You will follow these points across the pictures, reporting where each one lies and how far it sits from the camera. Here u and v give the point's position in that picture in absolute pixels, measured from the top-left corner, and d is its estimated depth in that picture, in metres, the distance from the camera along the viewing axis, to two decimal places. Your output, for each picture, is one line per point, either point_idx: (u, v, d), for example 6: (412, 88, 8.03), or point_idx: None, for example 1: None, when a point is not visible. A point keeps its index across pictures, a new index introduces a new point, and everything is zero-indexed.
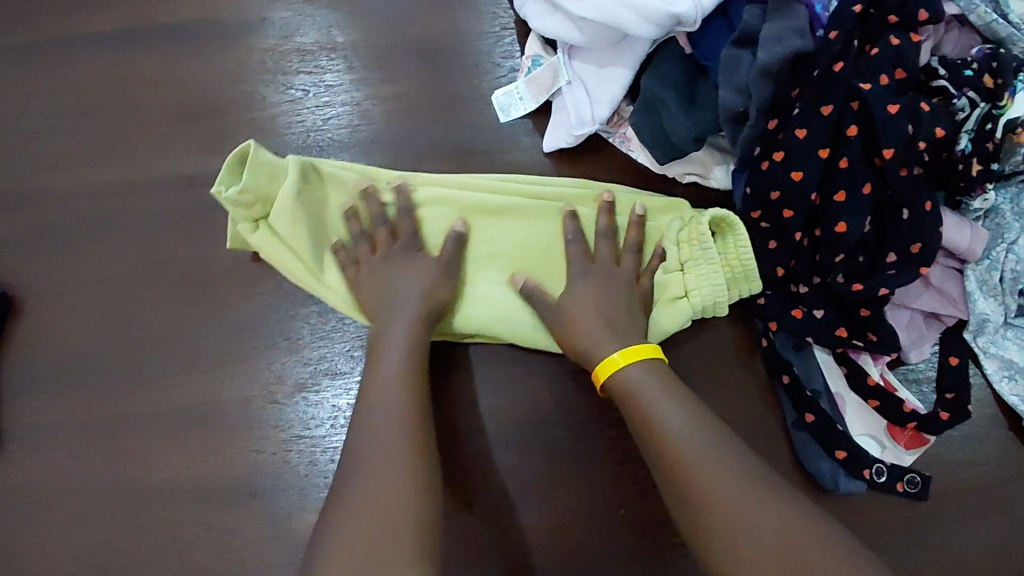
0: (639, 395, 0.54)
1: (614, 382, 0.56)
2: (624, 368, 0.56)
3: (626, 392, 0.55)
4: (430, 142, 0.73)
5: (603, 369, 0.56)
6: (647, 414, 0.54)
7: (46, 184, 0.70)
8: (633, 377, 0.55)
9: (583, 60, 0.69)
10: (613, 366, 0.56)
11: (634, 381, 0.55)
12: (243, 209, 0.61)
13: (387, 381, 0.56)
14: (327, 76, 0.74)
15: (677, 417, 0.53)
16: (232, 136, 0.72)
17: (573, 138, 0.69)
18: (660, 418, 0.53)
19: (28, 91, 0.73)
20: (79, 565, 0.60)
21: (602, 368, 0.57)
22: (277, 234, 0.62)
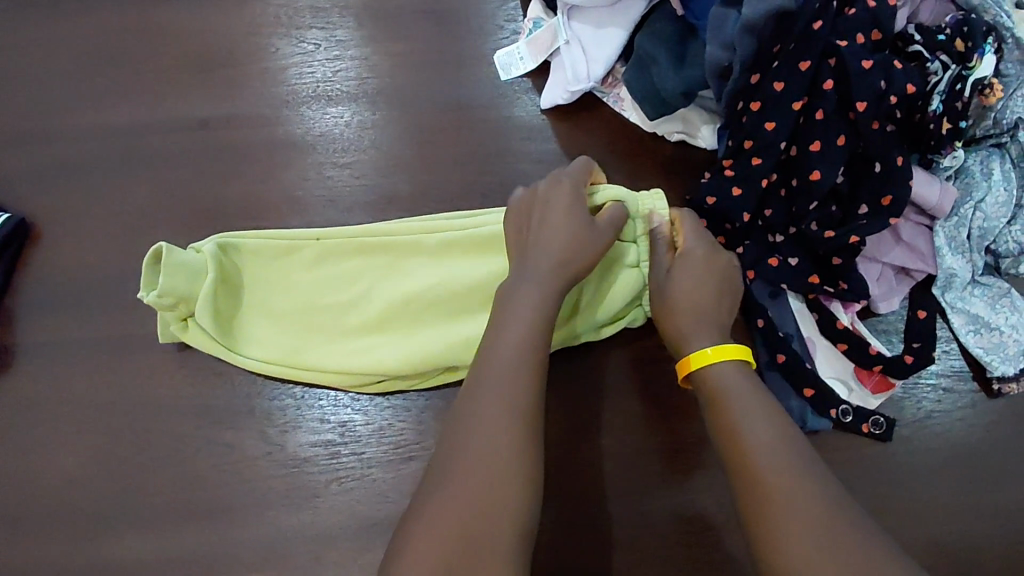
0: (729, 390, 0.55)
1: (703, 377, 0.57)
2: (716, 364, 0.57)
3: (716, 387, 0.56)
4: (434, 96, 0.76)
5: (697, 360, 0.57)
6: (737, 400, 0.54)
7: (69, 119, 0.74)
8: (723, 375, 0.56)
9: (582, 22, 0.72)
10: (704, 357, 0.57)
11: (726, 378, 0.56)
12: (170, 310, 0.64)
13: (494, 382, 0.54)
14: (339, 33, 0.78)
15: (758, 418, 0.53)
16: (246, 82, 0.76)
17: (569, 95, 0.73)
18: (746, 423, 0.53)
19: (54, 34, 0.77)
20: (86, 474, 0.64)
21: (694, 359, 0.58)
22: (205, 329, 0.64)
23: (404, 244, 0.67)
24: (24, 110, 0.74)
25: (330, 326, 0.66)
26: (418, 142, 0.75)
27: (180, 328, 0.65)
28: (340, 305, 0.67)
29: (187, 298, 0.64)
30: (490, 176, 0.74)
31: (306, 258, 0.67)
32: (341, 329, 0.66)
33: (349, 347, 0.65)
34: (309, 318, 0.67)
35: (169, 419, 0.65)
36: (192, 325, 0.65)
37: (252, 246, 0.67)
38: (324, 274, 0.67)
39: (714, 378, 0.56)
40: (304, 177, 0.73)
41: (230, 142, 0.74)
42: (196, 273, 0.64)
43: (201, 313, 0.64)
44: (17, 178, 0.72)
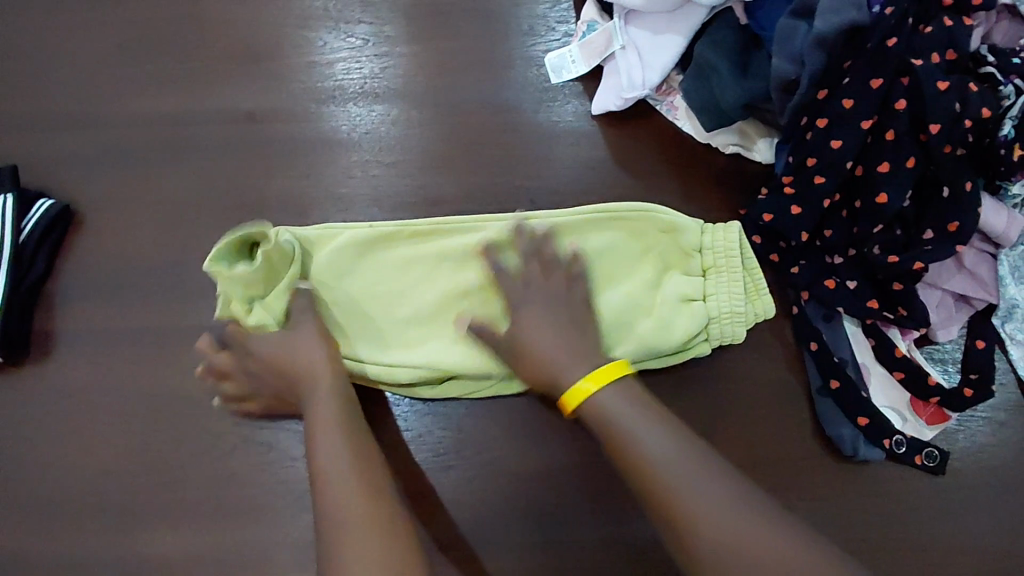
0: (615, 415, 0.53)
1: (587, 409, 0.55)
2: (597, 395, 0.54)
3: (601, 417, 0.54)
4: (483, 97, 0.75)
5: (574, 396, 0.55)
6: (624, 422, 0.53)
7: (114, 107, 0.73)
8: (606, 401, 0.54)
9: (639, 27, 0.71)
10: (584, 393, 0.55)
11: (611, 404, 0.54)
12: (236, 288, 0.60)
13: (324, 462, 0.54)
14: (386, 29, 0.77)
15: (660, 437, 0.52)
16: (291, 76, 0.75)
17: (623, 101, 0.71)
18: (645, 448, 0.52)
19: (100, 18, 0.76)
20: (121, 465, 0.63)
21: (572, 396, 0.55)
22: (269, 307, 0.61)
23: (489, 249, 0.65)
24: (69, 95, 0.74)
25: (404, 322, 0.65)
26: (466, 144, 0.73)
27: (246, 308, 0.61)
28: (418, 297, 0.65)
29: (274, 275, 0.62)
30: (537, 181, 0.72)
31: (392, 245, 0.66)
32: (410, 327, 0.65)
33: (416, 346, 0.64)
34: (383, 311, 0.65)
35: (203, 416, 0.64)
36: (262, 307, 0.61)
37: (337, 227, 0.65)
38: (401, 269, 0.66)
39: (601, 408, 0.54)
40: (349, 174, 0.72)
41: (273, 135, 0.73)
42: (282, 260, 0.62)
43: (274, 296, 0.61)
44: (60, 164, 0.72)
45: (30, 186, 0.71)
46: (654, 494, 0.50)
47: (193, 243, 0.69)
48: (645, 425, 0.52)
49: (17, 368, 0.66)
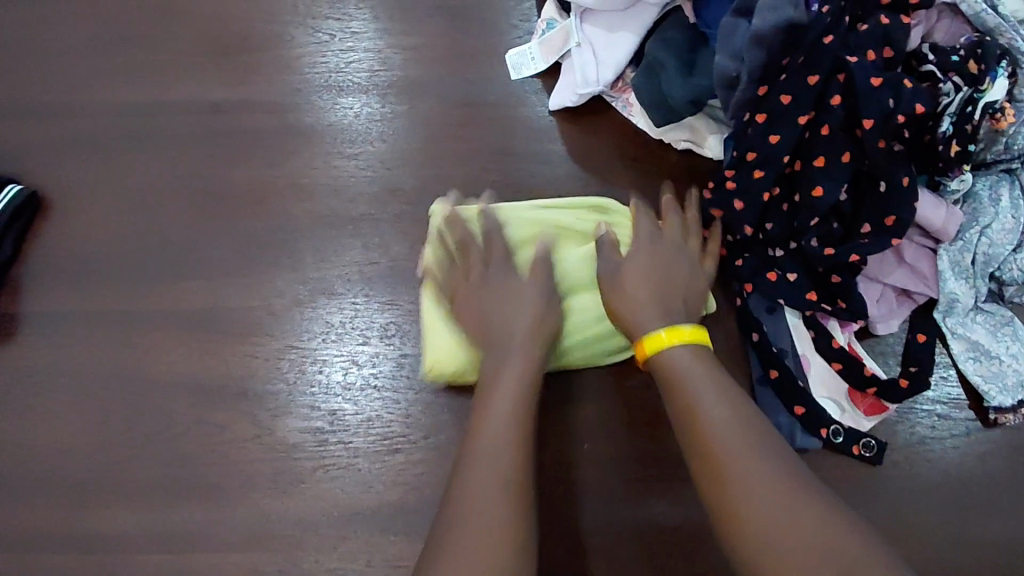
0: (696, 384, 0.54)
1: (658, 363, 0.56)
2: (670, 349, 0.56)
3: (671, 375, 0.55)
4: (445, 91, 0.76)
5: (651, 344, 0.57)
6: (713, 390, 0.54)
7: (85, 97, 0.75)
8: (680, 360, 0.55)
9: (594, 25, 0.72)
10: (658, 342, 0.56)
11: (682, 363, 0.55)
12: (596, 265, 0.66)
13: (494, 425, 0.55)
14: (354, 25, 0.78)
15: (731, 428, 0.51)
16: (260, 69, 0.77)
17: (578, 98, 0.73)
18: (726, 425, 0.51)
19: (75, 12, 0.78)
20: (79, 444, 0.65)
21: (649, 344, 0.57)
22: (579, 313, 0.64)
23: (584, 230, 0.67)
24: (43, 85, 0.76)
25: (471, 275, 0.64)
26: (428, 137, 0.75)
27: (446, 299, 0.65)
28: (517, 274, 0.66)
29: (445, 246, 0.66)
30: (495, 174, 0.74)
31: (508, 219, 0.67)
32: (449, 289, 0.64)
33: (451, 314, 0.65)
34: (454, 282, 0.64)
35: (161, 396, 0.66)
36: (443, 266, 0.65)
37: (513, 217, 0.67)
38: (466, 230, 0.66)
39: (673, 363, 0.55)
40: (312, 164, 0.74)
41: (239, 126, 0.75)
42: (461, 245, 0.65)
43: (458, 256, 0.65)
44: (31, 151, 0.74)
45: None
46: (717, 476, 0.50)
47: (159, 230, 0.71)
48: (711, 402, 0.53)
49: None
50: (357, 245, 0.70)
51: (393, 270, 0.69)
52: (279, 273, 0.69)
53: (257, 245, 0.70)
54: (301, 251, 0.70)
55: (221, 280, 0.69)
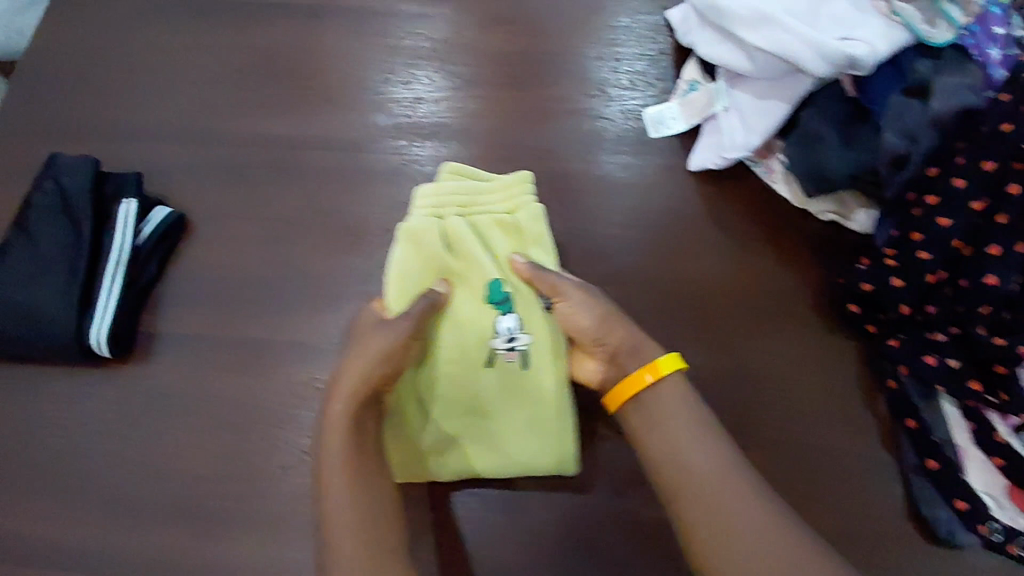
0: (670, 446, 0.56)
1: (642, 401, 0.59)
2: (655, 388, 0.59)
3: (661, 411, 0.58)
4: (582, 141, 0.77)
5: (631, 386, 0.59)
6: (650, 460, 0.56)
7: (238, 128, 0.79)
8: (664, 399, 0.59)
9: (743, 90, 0.72)
10: (642, 383, 0.59)
11: (656, 403, 0.59)
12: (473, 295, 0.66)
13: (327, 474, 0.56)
14: (497, 77, 0.80)
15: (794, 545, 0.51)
16: (401, 109, 0.79)
17: (723, 160, 0.72)
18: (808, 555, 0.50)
19: (237, 52, 0.83)
20: (207, 470, 0.65)
21: (624, 389, 0.60)
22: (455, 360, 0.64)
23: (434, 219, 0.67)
24: (201, 116, 0.80)
25: (544, 432, 0.62)
26: (562, 184, 0.75)
27: (519, 364, 0.64)
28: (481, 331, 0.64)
29: (466, 280, 0.66)
30: (632, 225, 0.73)
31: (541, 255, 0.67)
32: (490, 333, 0.64)
33: (456, 345, 0.64)
34: (462, 335, 0.64)
35: (295, 432, 0.65)
36: (521, 348, 0.63)
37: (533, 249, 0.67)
38: (628, 291, 0.70)
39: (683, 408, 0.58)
40: None
41: (378, 161, 0.76)
42: (472, 301, 0.65)
43: (540, 331, 0.64)
44: (186, 175, 0.76)
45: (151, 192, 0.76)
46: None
47: (297, 259, 0.72)
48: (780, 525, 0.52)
49: (120, 363, 0.69)
50: None
51: None
52: None
53: None
54: None
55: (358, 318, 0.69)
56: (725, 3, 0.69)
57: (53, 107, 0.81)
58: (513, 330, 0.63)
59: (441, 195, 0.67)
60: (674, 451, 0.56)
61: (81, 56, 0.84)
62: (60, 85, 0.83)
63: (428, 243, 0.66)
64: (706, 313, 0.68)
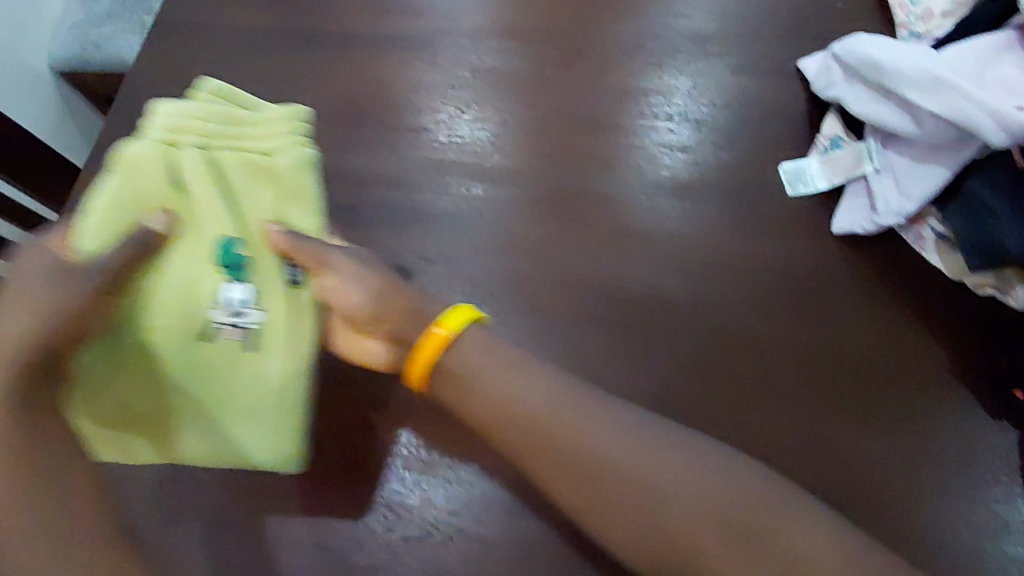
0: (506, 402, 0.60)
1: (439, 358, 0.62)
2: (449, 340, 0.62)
3: (471, 371, 0.61)
4: (715, 199, 0.76)
5: (429, 344, 0.62)
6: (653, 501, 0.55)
7: (367, 173, 0.79)
8: (473, 364, 0.61)
9: (897, 152, 0.70)
10: (438, 339, 0.62)
11: (460, 362, 0.61)
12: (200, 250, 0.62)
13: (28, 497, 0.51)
14: (614, 133, 0.80)
15: None
16: (533, 159, 0.79)
17: (873, 225, 0.70)
18: None
19: (366, 94, 0.83)
20: (334, 533, 0.62)
21: (425, 350, 0.62)
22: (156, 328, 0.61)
23: (161, 146, 0.63)
24: (328, 156, 0.79)
25: (256, 417, 0.62)
26: (697, 242, 0.74)
27: (239, 340, 0.62)
28: (184, 293, 0.61)
29: (191, 236, 0.62)
30: (770, 289, 0.71)
31: (234, 194, 0.64)
32: (213, 302, 0.61)
33: (177, 313, 0.61)
34: (177, 299, 0.61)
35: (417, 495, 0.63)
36: (250, 324, 0.62)
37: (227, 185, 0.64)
38: (762, 361, 0.67)
39: (455, 360, 0.61)
40: (580, 260, 0.73)
41: (510, 212, 0.76)
42: (194, 257, 0.61)
43: (276, 307, 0.62)
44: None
45: None
46: None
47: None
48: None
49: None
50: (626, 359, 0.68)
51: (664, 389, 0.66)
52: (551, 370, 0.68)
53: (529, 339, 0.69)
54: (572, 351, 0.68)
55: None
56: (886, 62, 0.66)
57: None
58: (240, 303, 0.61)
59: (188, 117, 0.65)
60: (466, 406, 0.61)
61: (196, 88, 0.84)
62: None
63: (147, 177, 0.61)
64: (847, 389, 0.66)
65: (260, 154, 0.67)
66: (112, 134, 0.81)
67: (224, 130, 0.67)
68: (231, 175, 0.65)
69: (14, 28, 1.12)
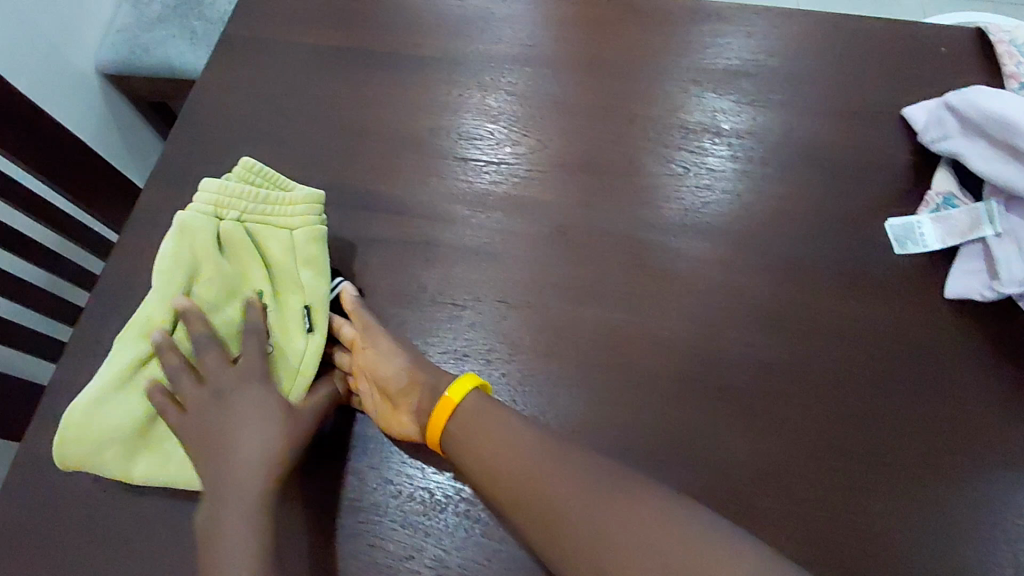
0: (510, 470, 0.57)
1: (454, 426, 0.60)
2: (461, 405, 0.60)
3: (466, 437, 0.59)
4: (814, 249, 0.71)
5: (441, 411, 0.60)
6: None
7: (440, 199, 0.74)
8: (470, 426, 0.59)
9: (1020, 217, 0.67)
10: (446, 405, 0.60)
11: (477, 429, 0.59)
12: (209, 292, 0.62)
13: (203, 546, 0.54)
14: (703, 172, 0.76)
15: None
16: (618, 195, 0.75)
17: (993, 292, 0.66)
18: None
19: (440, 116, 0.79)
20: None
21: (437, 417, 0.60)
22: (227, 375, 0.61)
23: (211, 219, 0.64)
24: (400, 182, 0.75)
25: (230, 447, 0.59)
26: (794, 295, 0.69)
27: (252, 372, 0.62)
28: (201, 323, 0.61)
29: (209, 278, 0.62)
30: (876, 351, 0.66)
31: (300, 253, 0.65)
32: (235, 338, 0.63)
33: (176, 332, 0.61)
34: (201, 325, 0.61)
35: (497, 566, 0.57)
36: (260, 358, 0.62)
37: (293, 243, 0.65)
38: (872, 435, 0.63)
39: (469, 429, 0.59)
40: (669, 308, 0.69)
41: (594, 252, 0.72)
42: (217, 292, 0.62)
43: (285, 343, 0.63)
44: (378, 251, 0.71)
45: (348, 263, 0.70)
46: None
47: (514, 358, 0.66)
48: None
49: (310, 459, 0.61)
50: (723, 423, 0.63)
51: (766, 459, 0.62)
52: (641, 428, 0.63)
53: (616, 392, 0.65)
54: (663, 408, 0.64)
55: (569, 436, 0.63)
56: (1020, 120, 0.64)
57: (231, 154, 0.76)
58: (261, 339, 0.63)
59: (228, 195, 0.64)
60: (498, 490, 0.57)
61: (263, 105, 0.79)
62: (243, 133, 0.78)
63: (196, 242, 0.62)
64: (961, 470, 0.61)
65: (315, 207, 0.67)
66: (171, 148, 0.76)
67: (291, 198, 0.66)
68: (295, 234, 0.65)
69: (68, 35, 1.09)
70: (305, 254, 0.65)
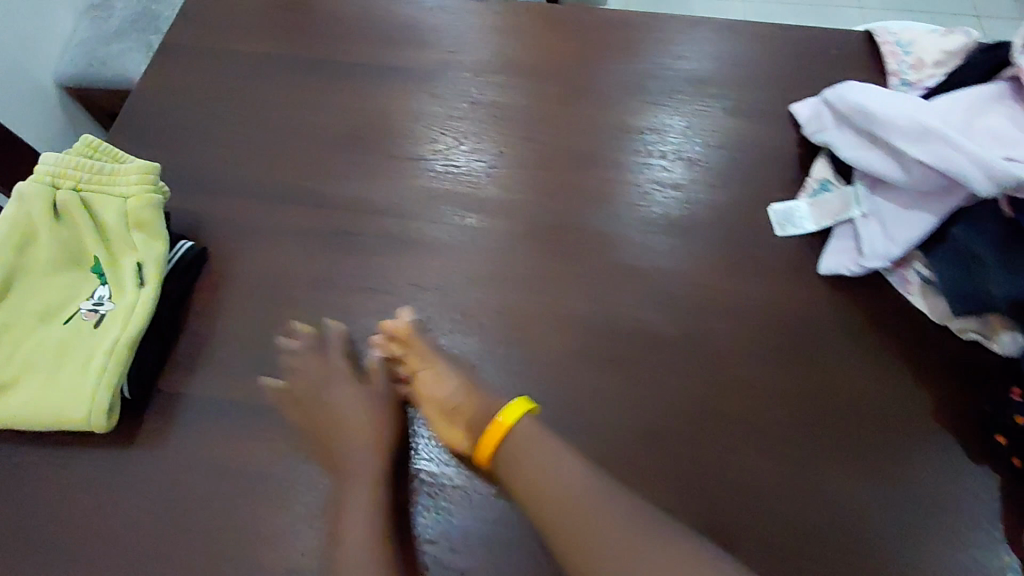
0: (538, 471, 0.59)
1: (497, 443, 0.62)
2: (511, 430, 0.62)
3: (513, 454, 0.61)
4: (706, 234, 0.77)
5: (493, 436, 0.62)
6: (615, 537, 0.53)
7: (363, 194, 0.79)
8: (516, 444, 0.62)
9: (885, 197, 0.72)
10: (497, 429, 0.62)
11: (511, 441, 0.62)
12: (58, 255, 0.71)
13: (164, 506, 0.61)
14: (611, 165, 0.82)
15: None
16: (527, 187, 0.81)
17: (858, 266, 0.72)
18: None
19: (365, 118, 0.85)
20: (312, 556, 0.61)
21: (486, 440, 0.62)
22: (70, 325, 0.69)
23: (48, 188, 0.71)
24: (326, 178, 0.80)
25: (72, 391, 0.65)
26: (686, 276, 0.75)
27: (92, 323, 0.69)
28: (43, 282, 0.70)
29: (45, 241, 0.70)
30: (757, 324, 0.72)
31: (129, 215, 0.71)
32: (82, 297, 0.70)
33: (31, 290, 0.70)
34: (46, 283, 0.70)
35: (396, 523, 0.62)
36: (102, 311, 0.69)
37: (120, 207, 0.72)
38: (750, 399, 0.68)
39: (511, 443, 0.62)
40: (570, 287, 0.74)
41: (503, 239, 0.77)
42: (57, 252, 0.71)
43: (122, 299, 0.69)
44: (301, 242, 0.76)
45: (273, 254, 0.75)
46: None
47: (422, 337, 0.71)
48: None
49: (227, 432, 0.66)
50: (614, 391, 0.68)
51: (654, 424, 0.67)
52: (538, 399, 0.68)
53: (516, 366, 0.70)
54: (559, 380, 0.69)
55: None
56: (875, 109, 0.70)
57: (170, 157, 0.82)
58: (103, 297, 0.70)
59: (65, 168, 0.72)
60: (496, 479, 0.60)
61: (201, 111, 0.85)
62: (181, 137, 0.83)
63: (31, 211, 0.70)
64: (831, 429, 0.66)
65: (147, 171, 0.73)
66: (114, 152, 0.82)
67: (126, 165, 0.74)
68: (122, 196, 0.72)
69: (26, 50, 1.15)
70: (133, 217, 0.71)
